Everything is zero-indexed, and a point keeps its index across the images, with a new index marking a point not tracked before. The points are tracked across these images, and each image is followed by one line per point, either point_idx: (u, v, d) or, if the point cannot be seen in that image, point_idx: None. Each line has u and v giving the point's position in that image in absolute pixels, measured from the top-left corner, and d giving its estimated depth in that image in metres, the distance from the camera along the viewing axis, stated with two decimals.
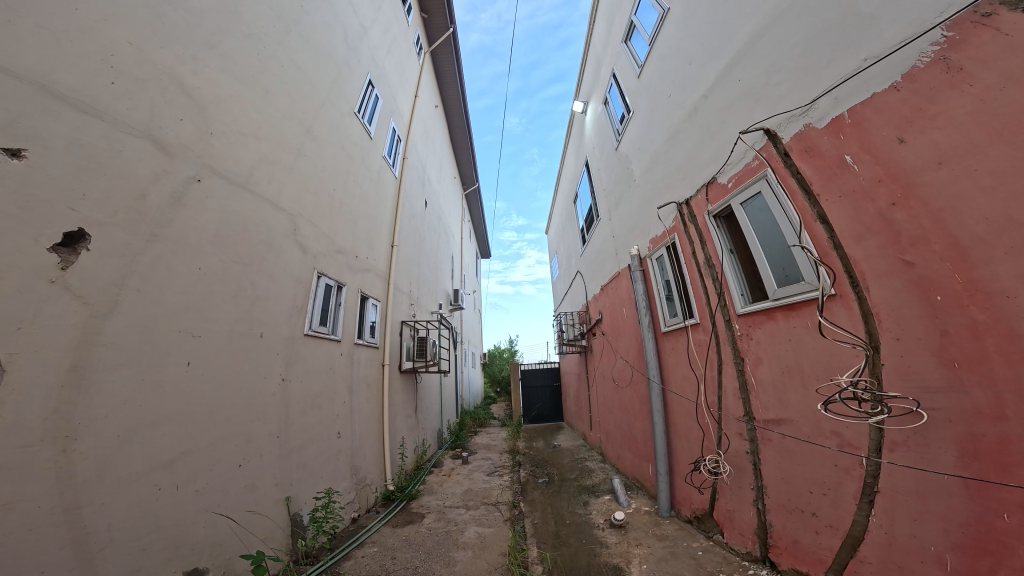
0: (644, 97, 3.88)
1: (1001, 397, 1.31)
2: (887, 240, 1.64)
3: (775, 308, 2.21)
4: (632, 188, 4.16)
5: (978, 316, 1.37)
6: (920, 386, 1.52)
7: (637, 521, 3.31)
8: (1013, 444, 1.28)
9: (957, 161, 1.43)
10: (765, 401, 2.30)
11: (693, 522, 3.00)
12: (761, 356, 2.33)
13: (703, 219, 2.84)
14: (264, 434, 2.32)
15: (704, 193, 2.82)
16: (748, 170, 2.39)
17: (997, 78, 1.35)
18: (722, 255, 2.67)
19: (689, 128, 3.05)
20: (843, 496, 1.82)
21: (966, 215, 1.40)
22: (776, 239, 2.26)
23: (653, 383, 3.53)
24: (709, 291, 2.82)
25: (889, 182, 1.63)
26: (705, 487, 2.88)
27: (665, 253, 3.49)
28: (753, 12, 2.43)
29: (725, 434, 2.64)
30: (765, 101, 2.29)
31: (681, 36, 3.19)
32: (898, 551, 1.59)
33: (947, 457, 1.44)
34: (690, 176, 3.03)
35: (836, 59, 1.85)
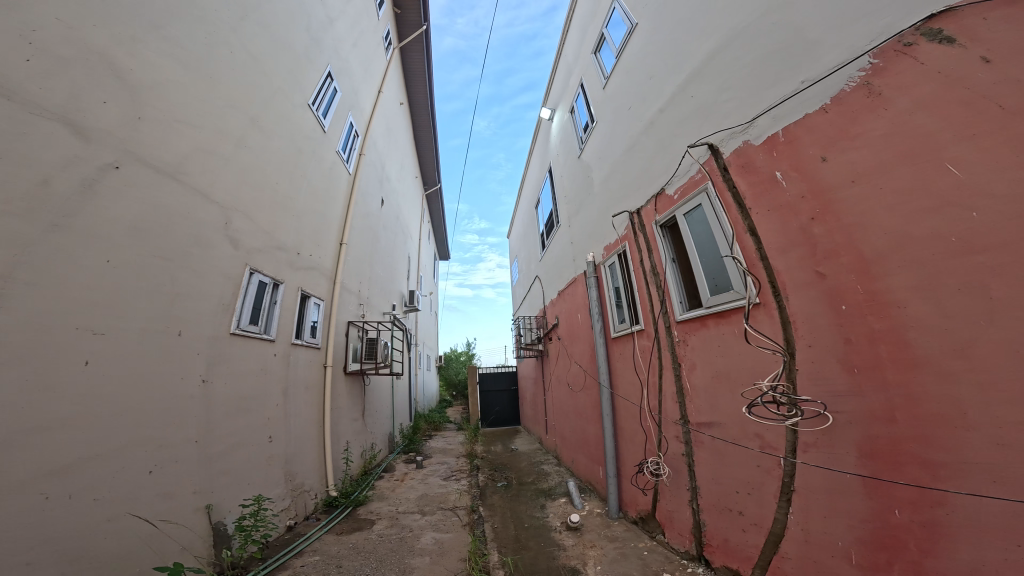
0: (608, 108, 3.99)
1: (891, 400, 1.42)
2: (805, 253, 1.74)
3: (708, 315, 2.30)
4: (592, 196, 4.24)
5: (875, 326, 1.48)
6: (828, 390, 1.62)
7: (591, 523, 3.35)
8: (904, 444, 1.38)
9: (867, 180, 1.56)
10: (698, 405, 2.39)
11: (639, 523, 3.07)
12: (695, 362, 2.42)
13: (651, 228, 2.93)
14: (182, 438, 2.17)
15: (653, 204, 2.93)
16: (691, 183, 2.51)
17: (908, 103, 1.48)
18: (665, 264, 2.75)
19: (647, 139, 3.16)
20: (765, 495, 1.91)
21: (872, 231, 1.51)
22: (711, 250, 2.36)
23: (603, 388, 3.60)
24: (653, 297, 2.90)
25: (812, 198, 1.75)
26: (649, 488, 2.96)
27: (617, 260, 3.58)
28: (706, 33, 2.55)
29: (664, 437, 2.73)
30: (712, 117, 2.40)
31: (646, 50, 3.31)
32: (813, 545, 1.68)
33: (850, 457, 1.54)
34: (643, 187, 3.12)
35: (778, 81, 1.97)
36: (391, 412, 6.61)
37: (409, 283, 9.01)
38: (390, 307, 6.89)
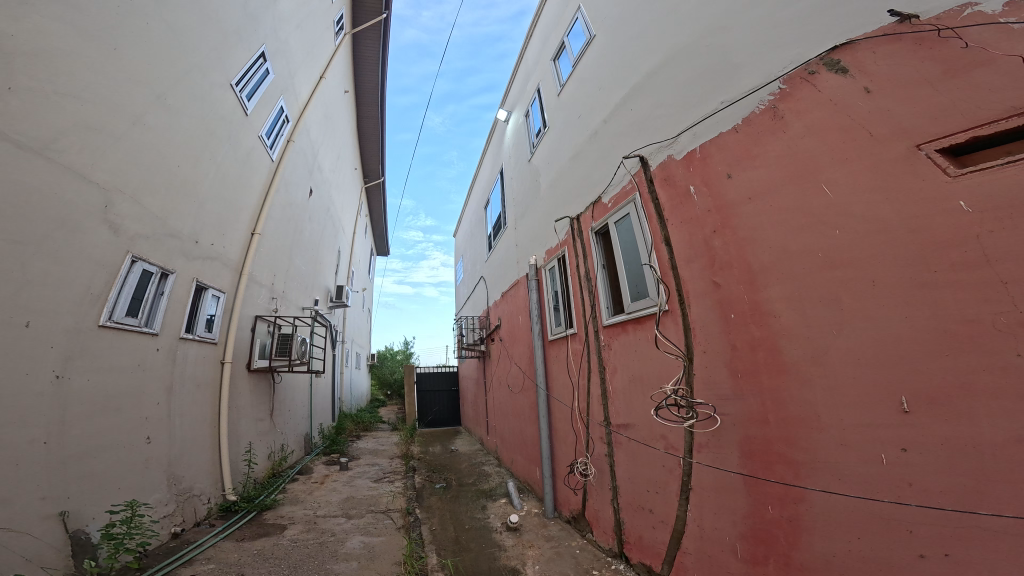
0: (560, 115, 4.06)
1: (765, 403, 1.68)
2: (706, 264, 1.99)
3: (629, 321, 2.49)
4: (539, 200, 4.31)
5: (757, 333, 1.74)
6: (717, 393, 1.87)
7: (529, 523, 3.38)
8: (773, 444, 1.63)
9: (761, 198, 1.79)
10: (617, 407, 2.58)
11: (572, 521, 3.16)
12: (617, 366, 2.62)
13: (588, 235, 3.03)
14: (26, 439, 1.91)
15: (590, 211, 3.05)
16: (624, 193, 2.66)
17: (801, 128, 1.70)
18: (597, 269, 2.87)
19: (590, 148, 3.26)
20: (669, 494, 2.10)
21: (761, 244, 1.76)
22: (635, 257, 2.54)
23: (540, 390, 3.65)
24: (585, 302, 3.03)
25: (716, 212, 1.95)
26: (579, 489, 3.05)
27: (557, 265, 3.68)
28: (645, 51, 2.71)
29: (591, 438, 2.88)
30: (645, 131, 2.54)
31: (597, 61, 3.40)
32: (706, 540, 1.87)
33: (733, 457, 1.78)
34: (582, 194, 3.23)
35: (700, 101, 2.13)
36: (308, 410, 6.27)
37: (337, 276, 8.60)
38: (314, 303, 6.54)
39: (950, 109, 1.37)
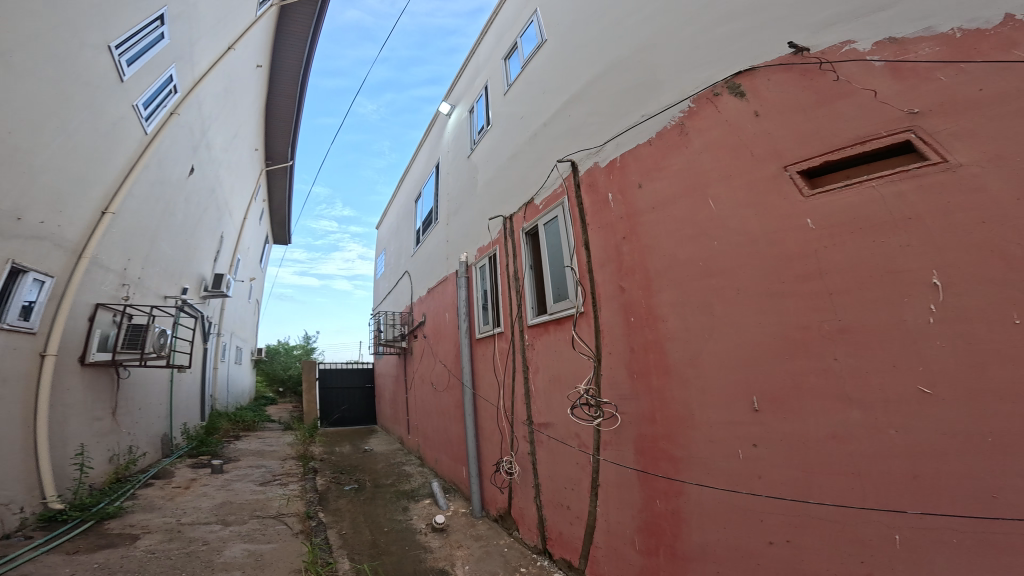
0: (503, 114, 4.16)
1: (653, 402, 2.29)
2: (615, 268, 2.58)
3: (552, 320, 3.04)
4: (475, 196, 4.51)
5: (649, 337, 2.36)
6: (619, 394, 2.49)
7: (456, 524, 3.55)
8: (659, 444, 2.22)
9: (663, 207, 2.35)
10: (540, 407, 3.11)
11: (500, 520, 3.46)
12: (540, 366, 3.18)
13: (519, 235, 3.54)
14: None
15: (523, 213, 3.54)
16: (553, 197, 3.20)
17: (701, 142, 2.21)
18: (526, 270, 3.40)
19: (529, 149, 3.59)
20: (583, 489, 2.67)
21: (657, 250, 2.35)
22: (558, 261, 3.10)
23: (467, 388, 4.02)
24: (512, 301, 3.56)
25: (627, 218, 2.56)
26: (504, 488, 3.42)
27: (487, 262, 4.08)
28: (579, 65, 3.17)
29: (516, 437, 3.37)
30: (580, 136, 3.04)
31: (547, 66, 3.59)
32: (610, 533, 2.44)
33: (630, 455, 2.38)
34: (517, 193, 3.71)
35: (626, 113, 2.67)
36: (167, 409, 5.50)
37: (218, 263, 7.64)
38: (182, 290, 5.80)
39: (812, 135, 1.87)
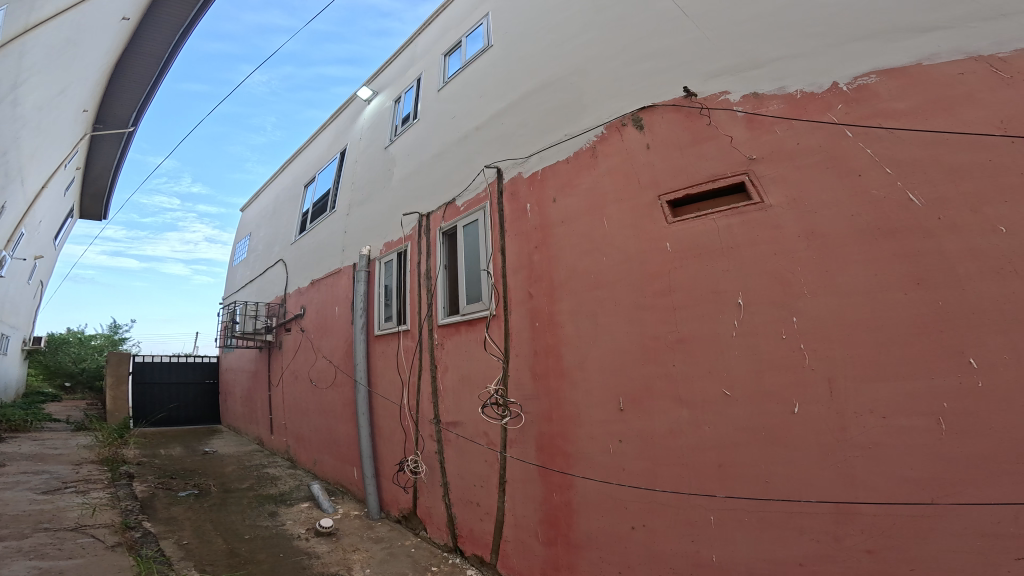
0: (436, 111, 5.24)
1: (551, 402, 3.40)
2: (526, 276, 3.74)
3: (467, 318, 4.08)
4: (393, 186, 5.51)
5: (551, 340, 3.49)
6: (523, 394, 3.58)
7: (351, 527, 4.46)
8: (555, 442, 3.32)
9: (571, 220, 3.59)
10: (448, 406, 4.10)
11: (402, 522, 4.43)
12: (448, 365, 4.18)
13: (438, 233, 4.60)
14: None
15: (443, 213, 4.63)
16: (476, 202, 4.33)
17: (607, 165, 3.47)
18: (441, 271, 4.45)
19: (460, 148, 4.69)
20: (490, 486, 3.68)
21: (564, 258, 3.55)
22: (475, 265, 4.20)
23: (362, 385, 5.08)
24: (420, 300, 4.64)
25: (540, 231, 3.76)
26: (408, 488, 4.42)
27: (395, 259, 5.18)
28: (509, 94, 4.49)
29: (422, 437, 4.32)
30: (516, 139, 4.23)
31: (488, 77, 4.79)
32: (518, 525, 3.45)
33: (532, 453, 3.45)
34: (435, 197, 4.79)
35: (555, 128, 3.96)
36: None
37: None
38: None
39: (682, 169, 3.08)
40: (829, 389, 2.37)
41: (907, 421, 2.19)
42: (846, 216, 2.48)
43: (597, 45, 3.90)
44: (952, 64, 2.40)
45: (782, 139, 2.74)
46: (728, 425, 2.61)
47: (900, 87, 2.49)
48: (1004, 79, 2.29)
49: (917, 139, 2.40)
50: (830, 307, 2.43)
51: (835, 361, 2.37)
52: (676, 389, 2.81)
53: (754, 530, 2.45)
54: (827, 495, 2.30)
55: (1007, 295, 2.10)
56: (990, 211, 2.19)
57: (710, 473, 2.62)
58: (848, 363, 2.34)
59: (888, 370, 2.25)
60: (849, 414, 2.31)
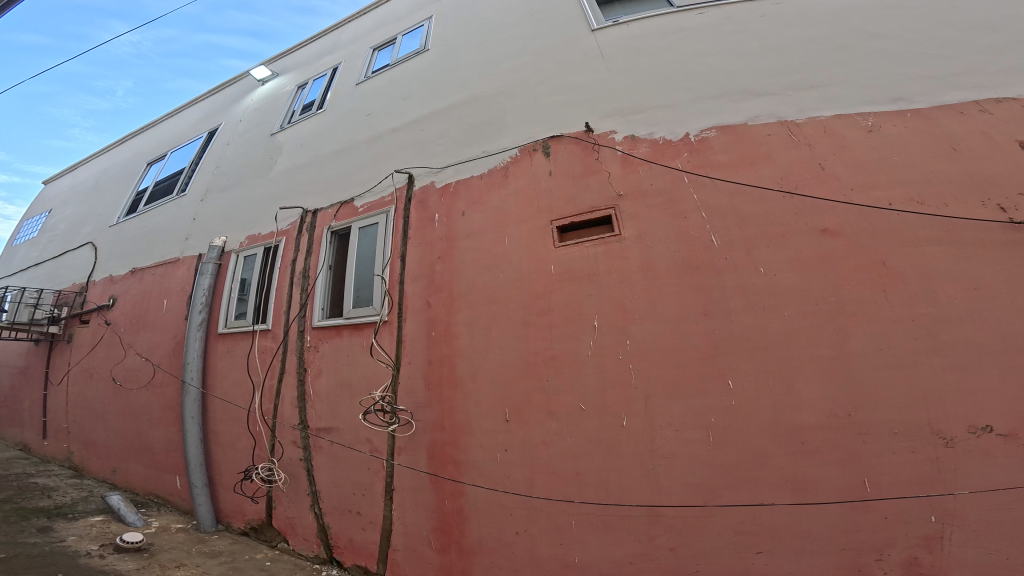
0: (349, 104, 5.29)
1: (444, 410, 3.41)
2: (426, 284, 3.75)
3: (351, 322, 3.95)
4: (284, 173, 5.26)
5: (447, 350, 3.52)
6: (413, 401, 3.53)
7: (176, 542, 4.10)
8: (445, 452, 3.33)
9: (476, 235, 3.71)
10: (319, 412, 3.92)
11: (253, 534, 4.16)
12: (321, 369, 3.99)
13: (324, 233, 4.46)
14: None
15: (335, 211, 4.51)
16: (381, 204, 4.26)
17: (512, 187, 3.74)
18: (323, 272, 4.28)
19: (373, 147, 4.67)
20: (375, 495, 3.55)
21: (462, 271, 3.65)
22: (367, 270, 4.11)
23: (193, 389, 4.64)
24: (293, 302, 4.39)
25: (444, 243, 3.82)
26: (259, 497, 4.18)
27: (261, 254, 4.94)
28: (434, 105, 4.64)
29: (281, 445, 4.08)
30: (432, 148, 4.34)
31: (412, 84, 5.04)
32: (407, 534, 3.37)
33: (421, 461, 3.41)
34: (334, 194, 4.64)
35: (473, 143, 4.14)
36: None
37: None
38: None
39: (569, 198, 3.48)
40: (644, 406, 2.83)
41: (689, 434, 2.71)
42: (670, 252, 3.04)
43: (522, 77, 4.29)
44: (766, 126, 3.20)
45: (644, 179, 3.29)
46: (582, 437, 2.93)
47: (728, 141, 3.22)
48: (794, 142, 3.08)
49: (726, 190, 3.07)
50: (656, 334, 2.91)
51: (650, 379, 2.85)
52: (548, 401, 3.07)
53: (599, 533, 2.79)
54: (643, 501, 2.73)
55: (762, 327, 2.72)
56: (759, 253, 2.86)
57: (569, 480, 2.91)
58: (658, 383, 2.82)
59: (682, 390, 2.77)
60: (655, 427, 2.78)
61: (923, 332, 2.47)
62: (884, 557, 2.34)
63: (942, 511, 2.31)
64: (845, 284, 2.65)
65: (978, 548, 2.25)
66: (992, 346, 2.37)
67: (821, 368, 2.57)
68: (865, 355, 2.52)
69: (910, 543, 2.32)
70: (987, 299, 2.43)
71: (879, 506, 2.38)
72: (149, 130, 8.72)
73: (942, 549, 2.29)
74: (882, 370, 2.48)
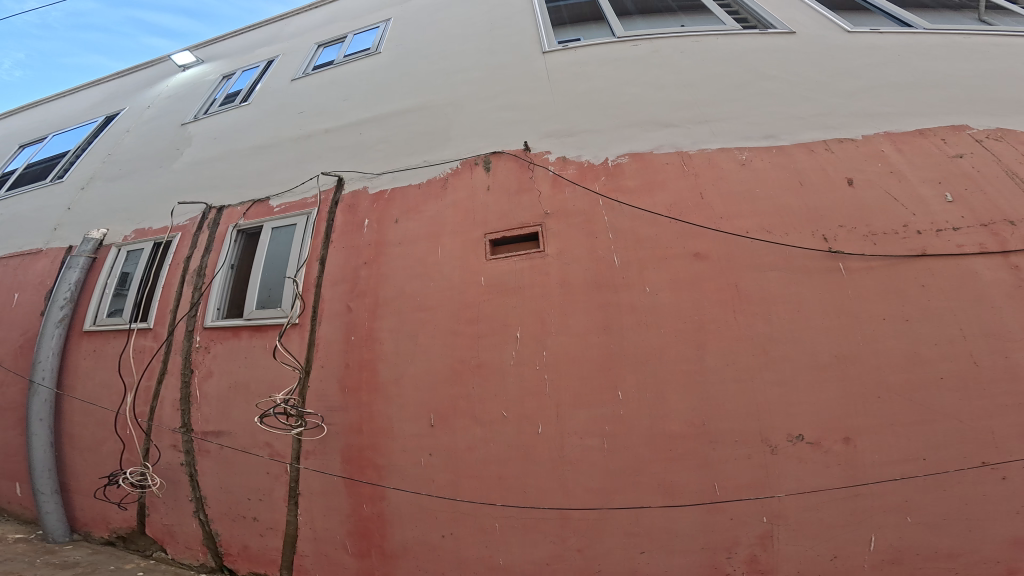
0: (283, 98, 5.30)
1: (361, 414, 3.38)
2: (348, 289, 3.73)
3: (256, 323, 3.80)
4: (196, 163, 5.05)
5: (368, 354, 3.50)
6: (326, 405, 3.46)
7: (15, 555, 3.73)
8: (364, 457, 3.30)
9: (407, 243, 3.77)
10: (205, 415, 3.72)
11: (121, 544, 3.88)
12: (212, 371, 3.80)
13: (228, 231, 4.32)
14: None
15: (244, 209, 4.40)
16: (301, 206, 4.22)
17: (450, 199, 3.84)
18: (225, 270, 4.13)
19: (304, 145, 4.65)
20: (277, 501, 3.44)
21: (389, 278, 3.68)
22: (277, 271, 4.01)
23: (45, 390, 4.26)
24: (184, 300, 4.16)
25: (375, 248, 3.83)
26: (129, 505, 3.90)
27: (148, 248, 4.66)
28: (376, 110, 4.72)
29: (158, 449, 3.83)
30: (364, 154, 4.38)
31: (351, 86, 5.12)
32: (316, 539, 3.32)
33: (333, 465, 3.36)
34: (251, 190, 4.52)
35: (412, 152, 4.24)
36: None
37: None
38: None
39: (504, 213, 3.65)
40: (556, 413, 3.01)
41: (588, 441, 2.93)
42: (583, 270, 3.28)
43: (468, 91, 4.52)
44: (665, 155, 3.59)
45: (569, 200, 3.54)
46: (504, 442, 3.04)
47: (637, 167, 3.56)
48: (685, 171, 3.47)
49: (630, 214, 3.37)
50: (568, 347, 3.11)
51: (561, 390, 3.04)
52: (473, 408, 3.16)
53: (520, 534, 2.93)
54: (554, 505, 2.91)
55: (645, 343, 3.01)
56: (646, 273, 3.17)
57: (493, 484, 3.01)
58: (567, 393, 3.03)
59: (585, 400, 2.99)
60: (565, 434, 2.97)
61: (759, 349, 2.87)
62: (732, 555, 2.69)
63: (771, 513, 2.68)
64: (723, 306, 3.00)
65: (800, 544, 2.64)
66: (804, 361, 2.80)
67: (683, 381, 2.90)
68: (719, 369, 2.88)
69: (750, 542, 2.68)
70: (809, 320, 2.87)
71: (726, 509, 2.72)
72: (41, 106, 7.96)
73: (773, 548, 2.66)
74: (730, 382, 2.84)
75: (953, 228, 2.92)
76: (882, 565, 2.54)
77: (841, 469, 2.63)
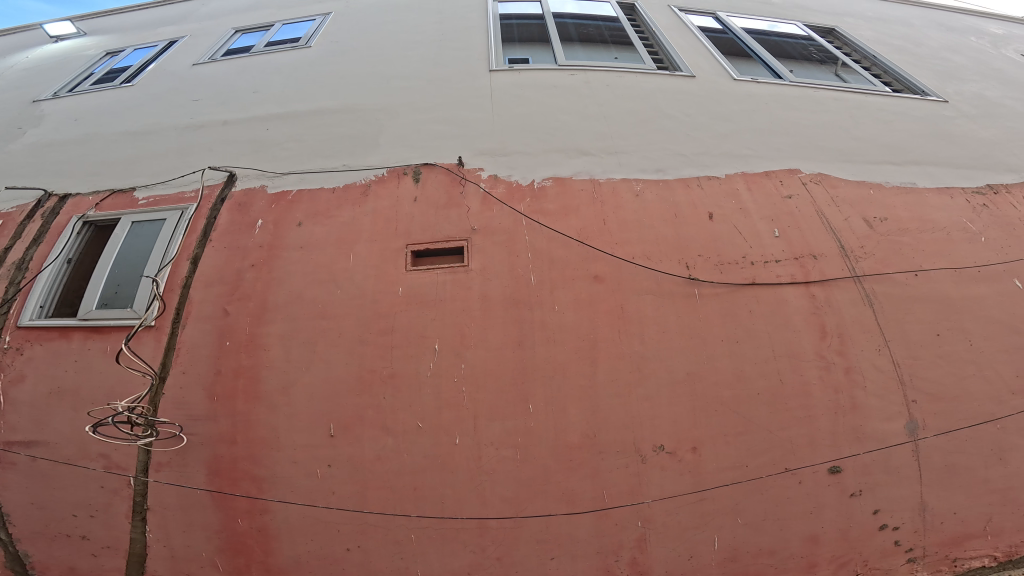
0: (182, 84, 5.04)
1: (235, 424, 3.16)
2: (225, 291, 3.54)
3: (104, 323, 3.47)
4: (59, 144, 4.62)
5: (250, 361, 3.29)
6: (189, 415, 3.21)
7: None
8: (251, 470, 3.07)
9: (309, 247, 3.64)
10: (14, 423, 3.29)
11: None
12: (24, 375, 3.38)
13: (68, 222, 3.98)
14: None
15: (98, 199, 4.09)
16: (177, 200, 3.99)
17: (372, 207, 3.79)
18: (61, 263, 3.77)
19: (199, 135, 4.42)
20: (116, 517, 3.14)
21: (279, 282, 3.52)
22: (132, 268, 3.74)
23: None
24: None
25: (264, 250, 3.67)
26: None
27: None
28: (293, 107, 4.58)
29: None
30: (261, 152, 4.22)
31: (262, 80, 4.95)
32: (176, 557, 3.07)
33: (196, 477, 3.12)
34: (123, 177, 4.22)
35: (322, 155, 4.15)
36: None
37: None
38: None
39: (429, 225, 3.67)
40: (474, 425, 3.00)
41: (504, 452, 2.95)
42: (502, 286, 3.35)
43: (404, 101, 4.54)
44: (581, 182, 3.80)
45: (495, 217, 3.63)
46: (419, 453, 2.98)
47: (558, 191, 3.74)
48: (593, 199, 3.69)
49: (547, 235, 3.51)
50: (486, 360, 3.12)
51: (479, 401, 3.03)
52: (383, 417, 3.06)
53: (438, 545, 2.89)
54: (472, 514, 2.89)
55: (544, 358, 3.11)
56: (557, 293, 3.30)
57: (407, 495, 2.94)
58: (487, 405, 3.02)
59: (501, 412, 3.01)
60: (482, 445, 2.96)
61: (623, 365, 3.07)
62: (618, 558, 2.84)
63: (644, 517, 2.86)
64: (602, 325, 3.18)
65: (667, 545, 2.84)
66: (664, 377, 3.04)
67: (581, 395, 3.03)
68: (604, 384, 3.04)
69: (630, 545, 2.84)
70: (670, 342, 3.12)
71: (613, 514, 2.86)
72: None
73: (648, 550, 2.84)
74: (610, 398, 3.01)
75: (775, 261, 3.37)
76: (724, 562, 2.82)
77: (688, 475, 2.87)
